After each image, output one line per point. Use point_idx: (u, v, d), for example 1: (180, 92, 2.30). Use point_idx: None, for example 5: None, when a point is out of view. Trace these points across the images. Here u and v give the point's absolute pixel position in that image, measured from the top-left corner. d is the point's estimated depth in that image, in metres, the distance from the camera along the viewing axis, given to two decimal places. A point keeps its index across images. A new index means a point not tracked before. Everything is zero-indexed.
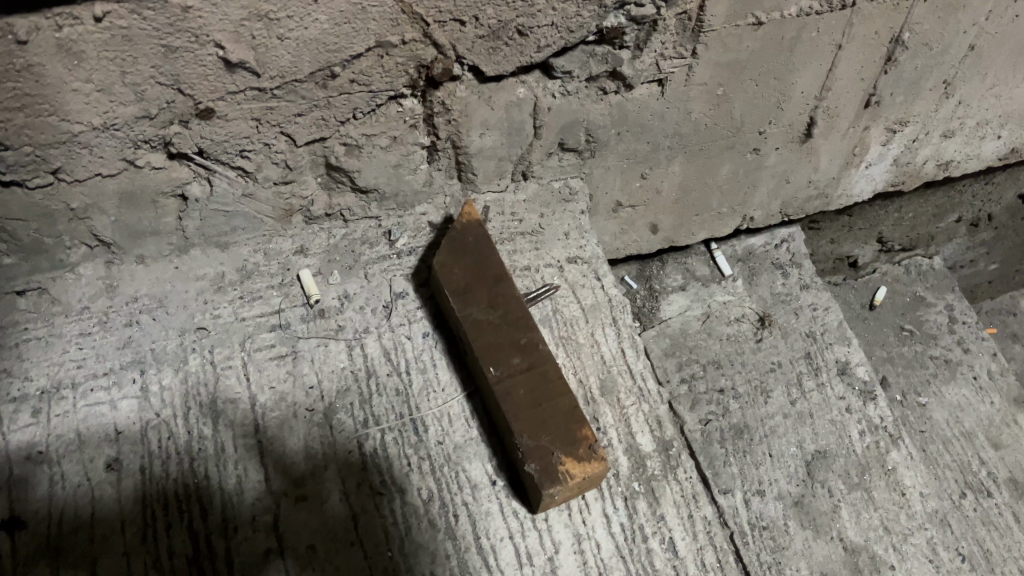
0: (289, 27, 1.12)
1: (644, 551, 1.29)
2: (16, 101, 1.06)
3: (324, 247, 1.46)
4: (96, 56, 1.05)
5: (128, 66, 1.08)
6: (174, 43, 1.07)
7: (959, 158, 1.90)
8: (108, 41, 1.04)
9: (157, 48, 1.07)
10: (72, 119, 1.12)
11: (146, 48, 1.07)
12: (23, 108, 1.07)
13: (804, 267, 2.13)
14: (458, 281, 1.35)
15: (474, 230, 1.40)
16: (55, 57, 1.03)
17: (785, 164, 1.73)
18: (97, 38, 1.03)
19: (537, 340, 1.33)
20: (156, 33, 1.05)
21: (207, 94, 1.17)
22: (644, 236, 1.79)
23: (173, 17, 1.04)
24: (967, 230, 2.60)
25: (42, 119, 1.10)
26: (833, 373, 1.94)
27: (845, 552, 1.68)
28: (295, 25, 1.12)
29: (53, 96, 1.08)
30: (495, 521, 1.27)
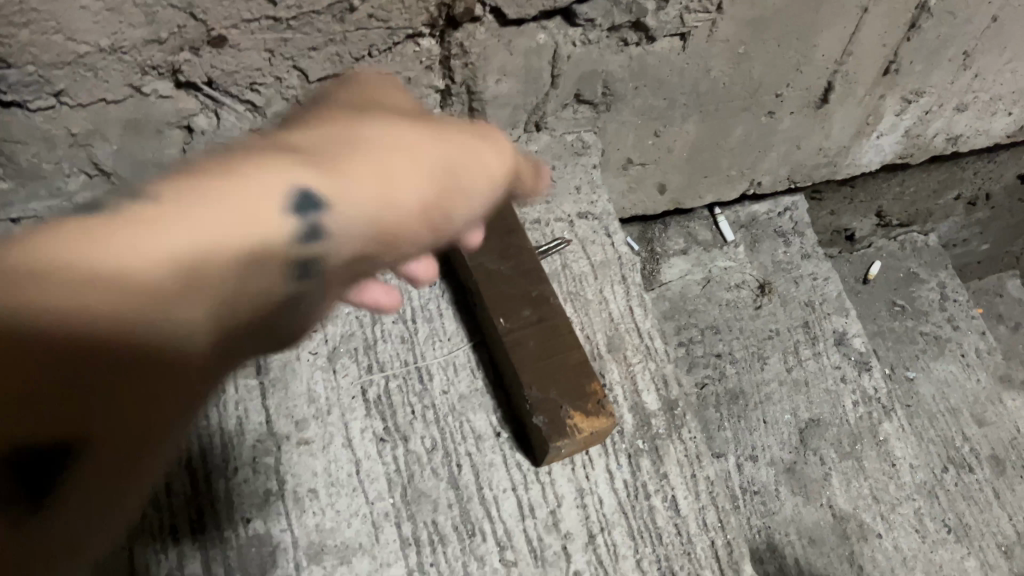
0: (537, 176, 0.99)
1: (646, 508, 1.28)
2: (171, 252, 0.65)
3: None
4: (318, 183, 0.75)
5: (396, 217, 0.78)
6: (473, 169, 0.84)
7: (968, 132, 1.90)
8: (333, 187, 0.76)
9: (429, 188, 0.80)
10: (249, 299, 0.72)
11: (383, 179, 0.78)
12: (204, 270, 0.66)
13: (806, 236, 2.06)
14: None
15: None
16: (223, 187, 0.70)
17: (799, 129, 1.71)
18: (299, 185, 0.73)
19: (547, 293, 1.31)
20: (396, 162, 0.79)
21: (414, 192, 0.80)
22: (652, 194, 1.78)
23: (429, 140, 0.82)
24: (964, 208, 2.55)
25: (378, 250, 0.80)
26: (830, 344, 1.91)
27: (833, 519, 1.74)
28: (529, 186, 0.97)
29: (333, 215, 0.75)
30: (498, 472, 1.26)
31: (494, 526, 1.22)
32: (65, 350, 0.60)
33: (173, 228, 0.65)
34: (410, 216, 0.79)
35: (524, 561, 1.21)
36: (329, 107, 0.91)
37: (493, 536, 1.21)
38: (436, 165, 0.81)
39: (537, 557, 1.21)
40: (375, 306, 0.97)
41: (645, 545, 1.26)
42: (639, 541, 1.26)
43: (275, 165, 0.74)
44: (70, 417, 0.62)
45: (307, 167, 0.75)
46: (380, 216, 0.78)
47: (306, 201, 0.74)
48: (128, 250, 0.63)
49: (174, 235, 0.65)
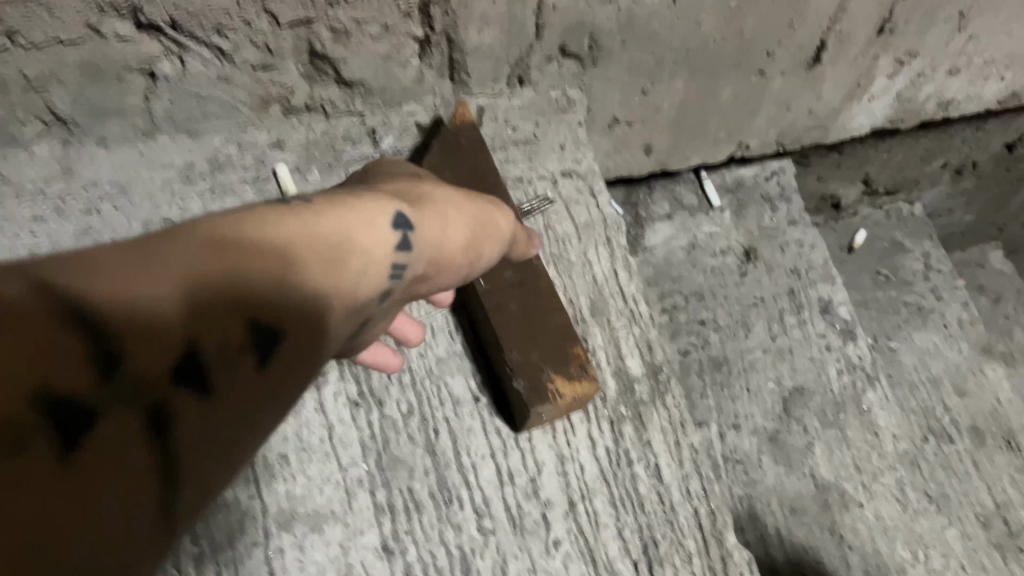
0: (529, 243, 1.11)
1: (629, 476, 1.25)
2: (300, 258, 0.64)
3: (303, 143, 1.36)
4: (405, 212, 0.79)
5: (453, 249, 0.85)
6: (496, 224, 0.96)
7: (960, 97, 1.86)
8: (416, 217, 0.80)
9: (472, 230, 0.90)
10: (288, 378, 0.64)
11: (442, 221, 0.84)
12: (319, 280, 0.65)
13: (793, 201, 2.00)
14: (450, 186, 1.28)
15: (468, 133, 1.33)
16: (341, 212, 0.71)
17: (790, 89, 1.66)
18: (393, 211, 0.77)
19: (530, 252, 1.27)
20: (451, 210, 0.88)
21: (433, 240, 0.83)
22: (638, 155, 1.72)
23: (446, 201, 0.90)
24: (950, 176, 2.50)
25: (428, 275, 0.85)
26: (816, 312, 1.88)
27: (816, 488, 1.72)
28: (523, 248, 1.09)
29: (416, 242, 0.78)
30: (476, 438, 1.21)
31: (472, 493, 1.18)
32: (127, 326, 0.50)
33: (306, 244, 0.65)
34: (458, 252, 0.87)
35: (503, 530, 1.16)
36: (348, 184, 0.95)
37: (470, 504, 1.17)
38: (477, 216, 0.93)
39: (516, 526, 1.17)
40: (376, 366, 1.14)
41: (626, 513, 1.22)
42: (621, 510, 1.22)
43: (371, 203, 0.76)
44: (98, 466, 0.48)
45: (400, 205, 0.79)
46: (442, 247, 0.83)
47: (399, 229, 0.76)
48: (235, 256, 0.58)
49: (304, 245, 0.64)
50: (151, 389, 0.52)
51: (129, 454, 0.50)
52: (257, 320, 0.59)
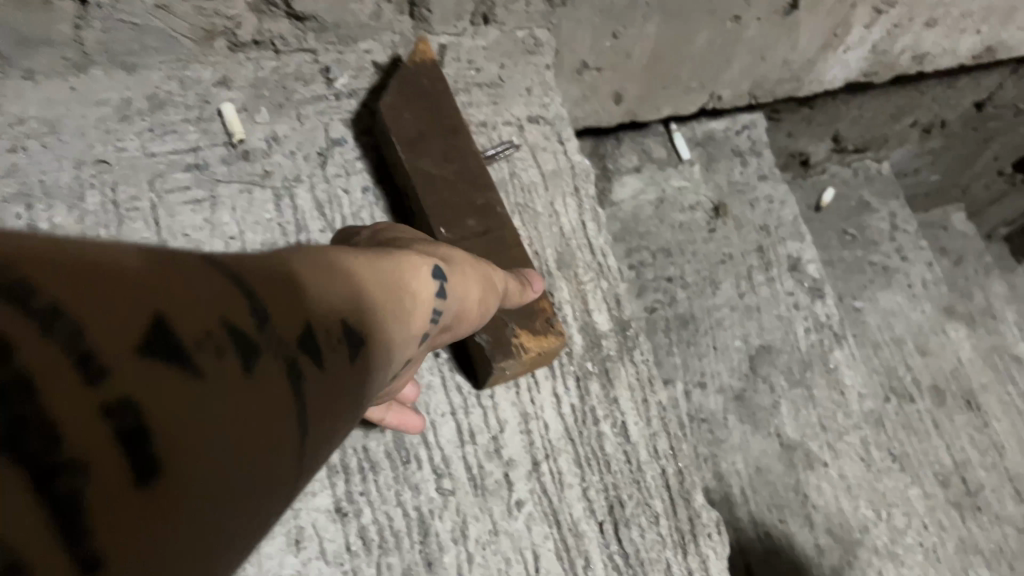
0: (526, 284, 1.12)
1: (595, 434, 1.20)
2: (367, 287, 0.67)
3: (251, 81, 1.26)
4: (440, 270, 0.86)
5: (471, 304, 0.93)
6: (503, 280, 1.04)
7: (935, 51, 1.82)
8: (448, 275, 0.87)
9: (485, 288, 0.98)
10: (356, 398, 0.60)
11: (466, 282, 0.92)
12: (386, 312, 0.69)
13: (764, 156, 1.95)
14: (409, 128, 1.21)
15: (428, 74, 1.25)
16: (394, 259, 0.78)
17: (764, 38, 1.60)
18: (435, 267, 0.85)
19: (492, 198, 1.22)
20: (471, 268, 0.96)
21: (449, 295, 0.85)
22: (606, 104, 1.66)
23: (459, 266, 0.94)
24: (919, 135, 2.47)
25: (450, 324, 0.91)
26: (784, 269, 1.84)
27: (781, 448, 1.70)
28: (519, 294, 1.09)
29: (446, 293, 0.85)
30: (437, 396, 1.15)
31: (431, 453, 1.12)
32: (228, 284, 0.47)
33: (373, 278, 0.70)
34: (473, 306, 0.94)
35: (463, 491, 1.11)
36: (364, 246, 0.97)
37: (429, 463, 1.11)
38: (488, 274, 1.00)
39: (476, 486, 1.12)
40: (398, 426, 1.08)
41: (591, 473, 1.18)
42: (587, 469, 1.18)
43: (413, 257, 0.82)
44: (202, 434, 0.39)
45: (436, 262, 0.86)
46: (462, 301, 0.90)
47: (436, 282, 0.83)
48: (320, 277, 0.58)
49: (375, 281, 0.69)
50: (259, 343, 0.46)
51: (236, 415, 0.42)
52: (340, 325, 0.58)
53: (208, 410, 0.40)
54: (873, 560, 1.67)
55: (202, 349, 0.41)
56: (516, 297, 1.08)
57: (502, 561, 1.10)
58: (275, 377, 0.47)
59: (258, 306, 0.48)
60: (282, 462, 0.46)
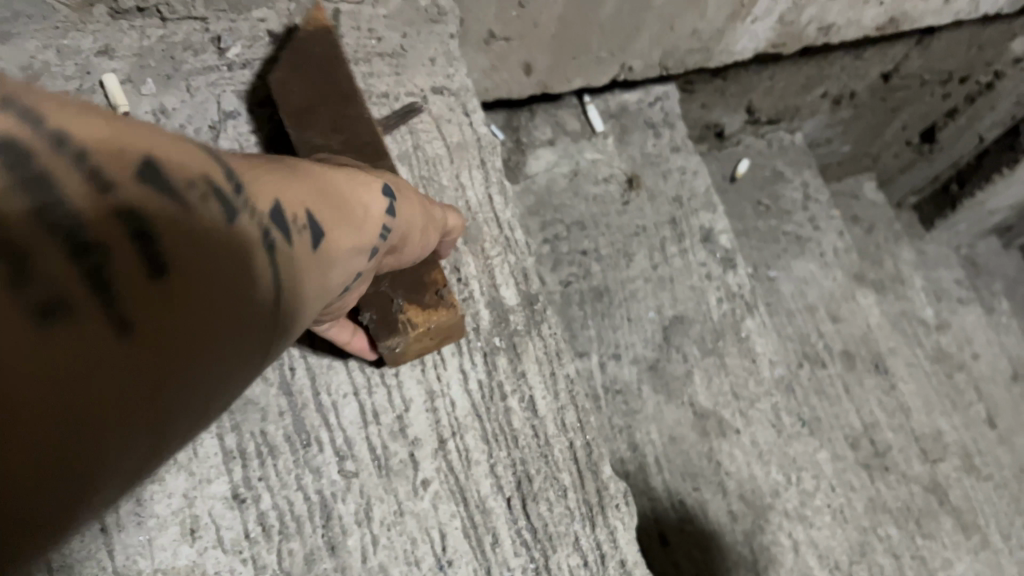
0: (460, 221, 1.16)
1: (503, 410, 1.19)
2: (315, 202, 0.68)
3: (136, 50, 1.20)
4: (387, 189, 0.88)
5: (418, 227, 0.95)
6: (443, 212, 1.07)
7: (841, 22, 1.85)
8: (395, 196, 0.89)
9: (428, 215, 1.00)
10: (312, 293, 0.64)
11: (416, 207, 0.94)
12: (343, 217, 0.72)
13: (676, 128, 1.95)
14: (296, 100, 1.18)
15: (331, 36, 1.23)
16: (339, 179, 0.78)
17: (671, 8, 1.60)
18: (390, 188, 0.87)
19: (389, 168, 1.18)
20: (414, 193, 0.97)
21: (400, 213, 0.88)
22: (517, 75, 1.63)
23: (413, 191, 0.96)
24: (830, 105, 2.48)
25: (401, 245, 0.93)
26: (698, 240, 1.84)
27: (694, 416, 1.71)
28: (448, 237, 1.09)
29: (396, 210, 0.87)
30: (338, 376, 1.12)
31: (333, 434, 1.09)
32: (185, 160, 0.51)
33: (324, 185, 0.73)
34: (419, 227, 0.96)
35: (367, 472, 1.09)
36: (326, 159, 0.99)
37: (331, 445, 1.09)
38: (429, 204, 1.02)
39: (381, 467, 1.10)
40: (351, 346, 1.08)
41: (499, 449, 1.17)
42: (494, 445, 1.17)
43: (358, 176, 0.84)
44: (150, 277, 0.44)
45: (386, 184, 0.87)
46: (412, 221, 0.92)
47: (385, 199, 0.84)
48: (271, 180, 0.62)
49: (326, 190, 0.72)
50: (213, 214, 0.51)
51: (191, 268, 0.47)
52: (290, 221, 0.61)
53: (177, 257, 0.46)
54: (784, 523, 1.71)
55: (156, 209, 0.46)
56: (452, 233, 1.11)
57: (408, 541, 1.08)
58: (237, 244, 0.52)
59: (213, 186, 0.53)
60: (240, 317, 0.51)
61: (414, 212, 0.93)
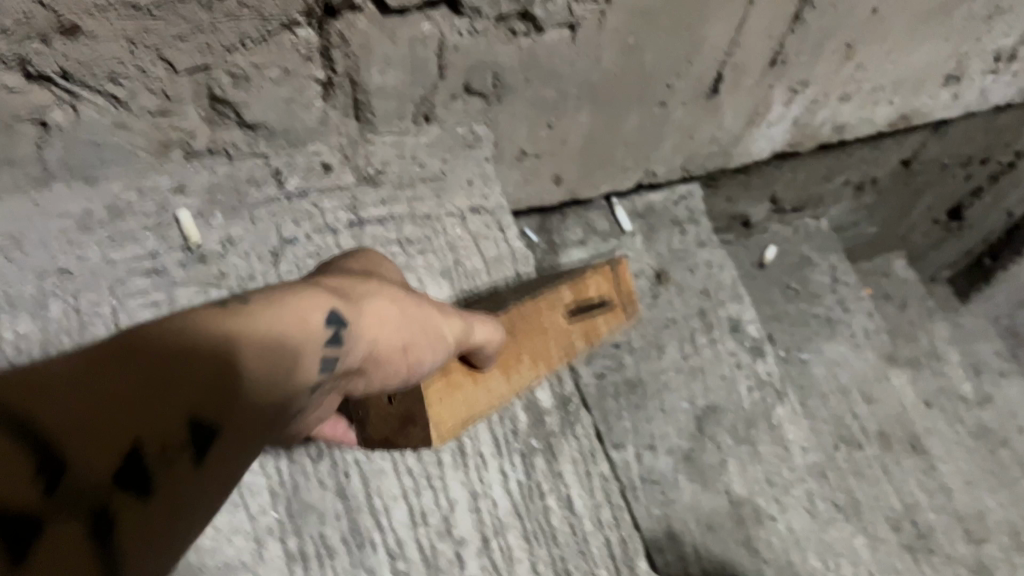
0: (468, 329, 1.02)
1: (542, 508, 1.28)
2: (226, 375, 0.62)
3: (206, 186, 1.33)
4: (374, 309, 0.81)
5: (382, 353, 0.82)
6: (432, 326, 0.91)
7: (853, 121, 1.95)
8: (374, 312, 0.81)
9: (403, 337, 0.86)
10: (220, 470, 0.64)
11: (414, 329, 0.88)
12: (296, 372, 0.68)
13: (701, 224, 2.08)
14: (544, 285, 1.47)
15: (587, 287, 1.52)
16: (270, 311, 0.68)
17: (691, 119, 1.72)
18: (376, 312, 0.82)
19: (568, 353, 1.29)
20: (410, 307, 0.87)
21: (383, 340, 0.83)
22: (547, 186, 1.75)
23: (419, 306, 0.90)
24: (852, 192, 2.57)
25: (365, 368, 0.83)
26: (725, 330, 1.95)
27: (729, 504, 1.76)
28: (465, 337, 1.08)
29: (351, 337, 0.75)
30: (389, 479, 1.21)
31: (384, 535, 1.17)
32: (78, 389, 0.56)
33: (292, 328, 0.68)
34: (391, 349, 0.84)
35: (416, 569, 1.17)
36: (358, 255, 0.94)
37: (383, 546, 1.17)
38: (416, 320, 0.88)
39: (429, 564, 1.18)
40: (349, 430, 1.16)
41: (538, 547, 1.26)
42: (535, 544, 1.26)
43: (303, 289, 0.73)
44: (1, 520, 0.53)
45: (343, 303, 0.76)
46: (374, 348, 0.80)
47: (332, 327, 0.73)
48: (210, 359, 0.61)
49: (287, 339, 0.67)
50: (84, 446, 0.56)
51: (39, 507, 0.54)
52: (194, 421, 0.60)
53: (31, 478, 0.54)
54: None
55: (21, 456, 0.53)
56: (444, 350, 0.96)
57: None
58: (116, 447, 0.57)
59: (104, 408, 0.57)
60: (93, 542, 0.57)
61: (410, 333, 0.87)
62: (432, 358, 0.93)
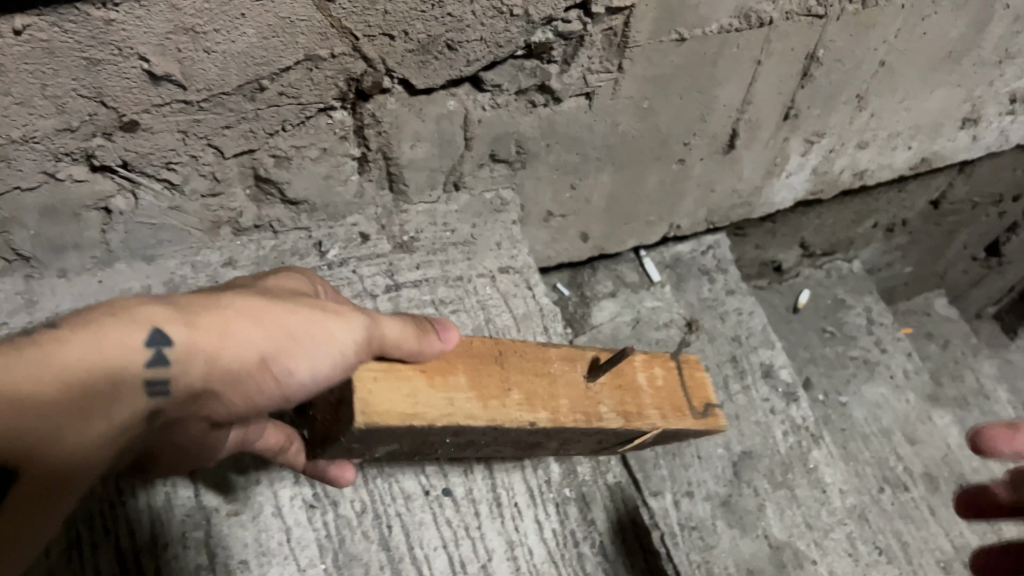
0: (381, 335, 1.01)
1: (576, 555, 1.33)
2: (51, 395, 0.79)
3: (253, 259, 1.45)
4: (210, 322, 0.89)
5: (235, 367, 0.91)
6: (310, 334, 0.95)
7: (873, 167, 2.00)
8: (208, 324, 0.89)
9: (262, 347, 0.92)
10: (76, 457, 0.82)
11: (273, 335, 0.93)
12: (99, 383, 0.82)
13: (729, 272, 2.14)
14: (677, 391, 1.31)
15: (677, 376, 1.31)
16: (92, 335, 0.83)
17: (710, 173, 1.79)
18: (208, 325, 0.89)
19: (590, 430, 1.18)
20: (261, 313, 0.93)
21: (226, 350, 0.90)
22: (575, 243, 1.83)
23: (283, 314, 0.94)
24: (883, 234, 2.62)
25: (216, 377, 0.91)
26: (758, 376, 1.98)
27: (770, 548, 1.72)
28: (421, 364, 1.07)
29: (175, 351, 0.87)
30: (430, 531, 1.28)
31: None
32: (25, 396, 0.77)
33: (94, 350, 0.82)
34: (244, 363, 0.91)
35: None
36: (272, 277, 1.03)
37: None
38: (276, 329, 0.93)
39: None
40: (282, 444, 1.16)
41: None
42: None
43: (134, 308, 0.86)
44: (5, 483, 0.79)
45: (175, 320, 0.87)
46: (215, 362, 0.90)
47: (154, 346, 0.85)
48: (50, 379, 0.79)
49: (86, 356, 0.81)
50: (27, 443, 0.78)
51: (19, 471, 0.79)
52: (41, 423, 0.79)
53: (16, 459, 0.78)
54: None
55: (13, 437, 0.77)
56: (338, 358, 0.97)
57: None
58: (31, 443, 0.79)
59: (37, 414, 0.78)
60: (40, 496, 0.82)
61: (269, 339, 0.92)
62: (321, 370, 0.97)
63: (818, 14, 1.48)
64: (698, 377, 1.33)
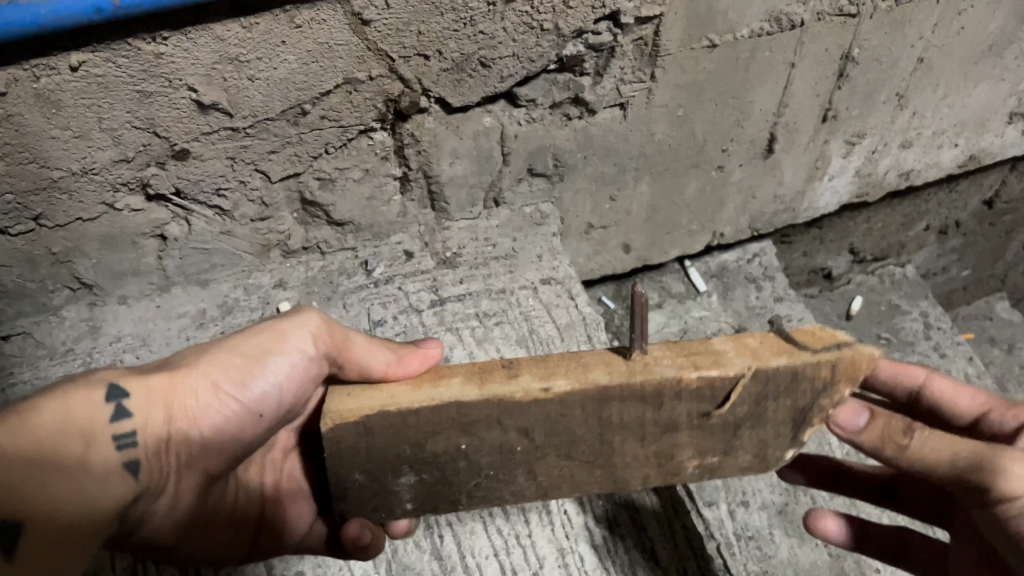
0: (350, 345, 1.09)
1: (628, 560, 1.34)
2: (34, 446, 0.86)
3: (303, 280, 1.50)
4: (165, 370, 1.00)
5: (198, 401, 1.00)
6: (259, 351, 1.05)
7: (919, 166, 1.97)
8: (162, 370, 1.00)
9: (220, 374, 1.02)
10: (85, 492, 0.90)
11: (228, 359, 1.03)
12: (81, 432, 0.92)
13: (777, 279, 2.12)
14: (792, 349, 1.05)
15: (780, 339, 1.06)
16: (63, 399, 0.92)
17: (750, 180, 1.79)
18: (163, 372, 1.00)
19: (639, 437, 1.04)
20: (209, 348, 1.03)
21: (188, 385, 1.00)
22: (618, 255, 1.85)
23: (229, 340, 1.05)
24: (936, 237, 2.58)
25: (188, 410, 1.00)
26: None
27: None
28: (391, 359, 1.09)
29: (136, 396, 0.96)
30: (480, 539, 1.29)
31: None
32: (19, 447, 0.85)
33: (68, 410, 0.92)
34: (207, 389, 1.01)
35: None
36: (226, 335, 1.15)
37: None
38: (228, 353, 1.03)
39: None
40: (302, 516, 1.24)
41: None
42: None
43: (91, 376, 0.96)
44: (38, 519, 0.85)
45: (129, 375, 0.97)
46: (178, 394, 0.99)
47: (115, 399, 0.95)
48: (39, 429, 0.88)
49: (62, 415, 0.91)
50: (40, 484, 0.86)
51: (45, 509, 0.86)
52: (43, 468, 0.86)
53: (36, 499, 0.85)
54: None
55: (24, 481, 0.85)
56: (298, 360, 1.06)
57: None
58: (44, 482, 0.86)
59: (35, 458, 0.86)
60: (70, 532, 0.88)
61: (224, 362, 1.02)
62: (284, 374, 1.06)
63: (851, 13, 1.47)
64: (821, 335, 1.06)
